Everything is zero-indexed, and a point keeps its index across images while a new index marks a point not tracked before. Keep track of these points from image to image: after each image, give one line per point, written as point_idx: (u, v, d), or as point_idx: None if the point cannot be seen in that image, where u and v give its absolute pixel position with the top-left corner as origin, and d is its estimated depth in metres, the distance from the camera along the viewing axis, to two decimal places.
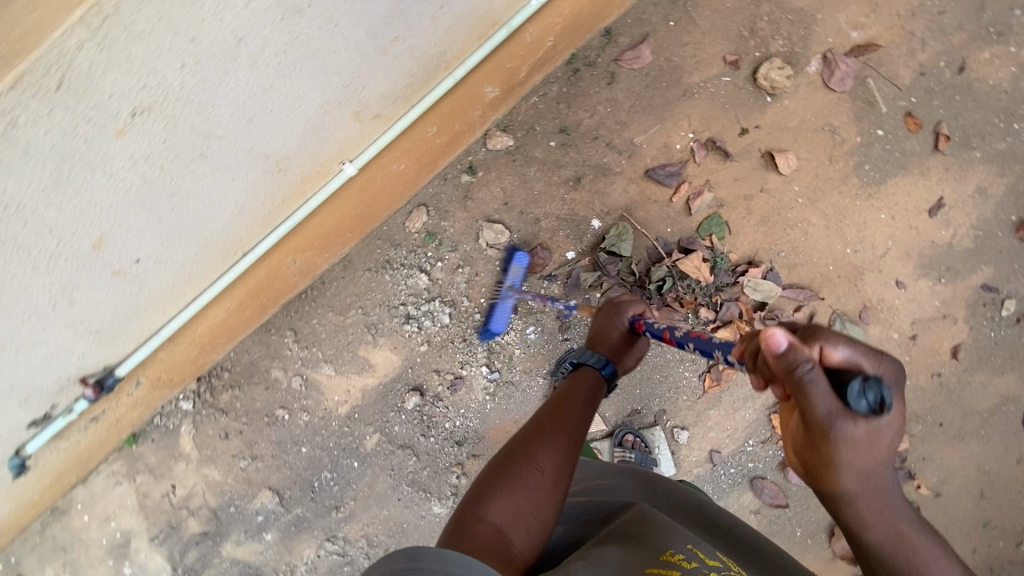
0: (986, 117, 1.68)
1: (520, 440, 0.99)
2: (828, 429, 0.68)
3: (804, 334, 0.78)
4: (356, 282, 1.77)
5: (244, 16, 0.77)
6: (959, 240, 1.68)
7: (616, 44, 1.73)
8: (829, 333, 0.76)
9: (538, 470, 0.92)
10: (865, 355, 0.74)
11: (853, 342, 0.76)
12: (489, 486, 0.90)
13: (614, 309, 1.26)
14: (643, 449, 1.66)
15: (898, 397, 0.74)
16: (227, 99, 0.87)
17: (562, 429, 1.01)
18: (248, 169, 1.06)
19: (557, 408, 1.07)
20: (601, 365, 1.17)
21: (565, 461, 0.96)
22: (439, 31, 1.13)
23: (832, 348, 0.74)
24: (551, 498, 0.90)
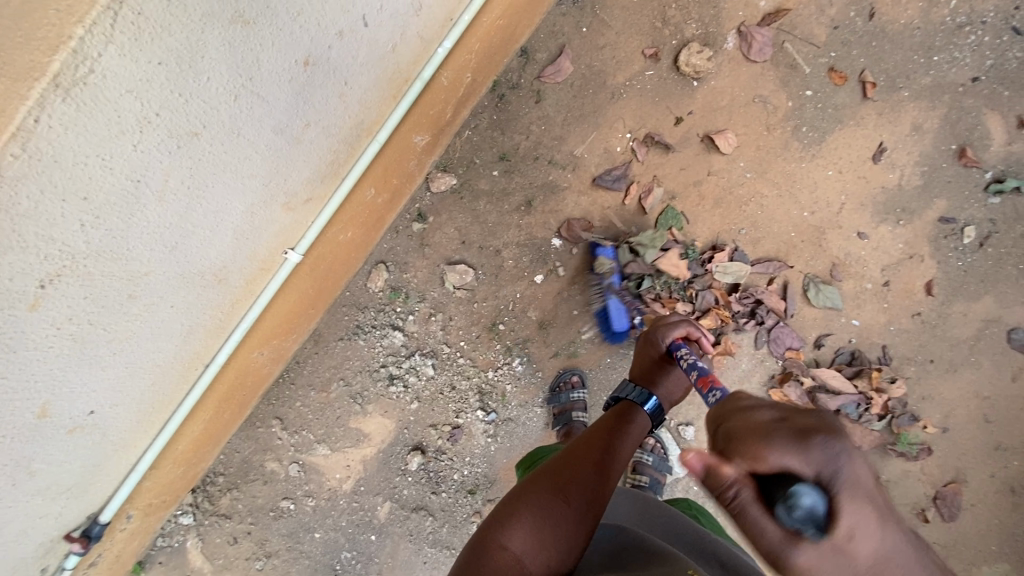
0: (906, 56, 1.68)
1: (553, 467, 0.94)
2: (779, 559, 0.58)
3: (732, 436, 0.63)
4: (330, 355, 1.72)
5: (136, 157, 0.73)
6: (907, 180, 1.69)
7: (534, 62, 1.72)
8: (751, 436, 0.61)
9: (565, 503, 0.87)
10: (793, 453, 0.58)
11: (779, 436, 0.59)
12: (512, 513, 0.88)
13: (652, 338, 1.14)
14: (661, 454, 1.65)
15: (849, 488, 0.57)
16: (141, 239, 0.83)
17: (598, 458, 0.94)
18: (186, 291, 1.02)
19: (595, 434, 1.00)
20: (643, 398, 1.06)
21: (598, 496, 0.90)
22: (351, 105, 1.09)
23: (758, 458, 0.59)
24: (578, 532, 0.85)
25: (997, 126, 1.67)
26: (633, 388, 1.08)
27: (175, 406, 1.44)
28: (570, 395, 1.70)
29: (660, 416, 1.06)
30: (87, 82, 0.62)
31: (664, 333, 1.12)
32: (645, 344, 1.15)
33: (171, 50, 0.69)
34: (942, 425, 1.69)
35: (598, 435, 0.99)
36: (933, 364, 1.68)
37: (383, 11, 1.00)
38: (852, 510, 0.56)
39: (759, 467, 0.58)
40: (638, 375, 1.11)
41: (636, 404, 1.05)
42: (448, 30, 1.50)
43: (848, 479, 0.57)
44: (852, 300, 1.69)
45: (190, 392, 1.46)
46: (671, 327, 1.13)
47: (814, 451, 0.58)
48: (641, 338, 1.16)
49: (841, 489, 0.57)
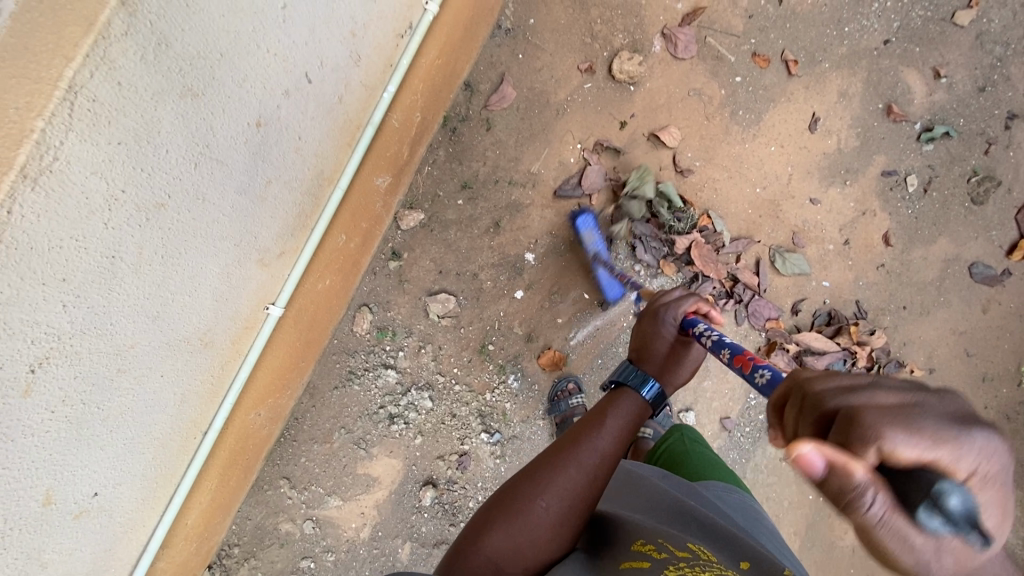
0: (819, 32, 1.80)
1: (538, 466, 0.98)
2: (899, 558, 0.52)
3: (842, 418, 0.55)
4: (328, 405, 1.74)
5: (108, 235, 0.77)
6: (845, 143, 1.78)
7: (479, 93, 1.81)
8: (875, 420, 0.53)
9: (545, 507, 0.91)
10: (936, 440, 0.51)
11: (921, 421, 0.52)
12: (496, 513, 0.93)
13: (660, 315, 1.14)
14: (665, 412, 1.62)
15: (988, 483, 0.51)
16: (122, 312, 0.86)
17: (582, 460, 0.97)
18: (173, 359, 1.04)
19: (579, 434, 1.02)
20: (642, 384, 1.08)
21: (577, 499, 0.93)
22: (307, 157, 1.15)
23: (889, 445, 0.51)
24: (556, 533, 0.91)
25: (916, 80, 1.79)
26: (635, 372, 1.10)
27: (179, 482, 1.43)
28: (568, 402, 1.71)
29: (659, 401, 1.09)
30: (52, 169, 0.66)
31: (670, 312, 1.13)
32: (650, 327, 1.15)
33: (127, 128, 0.73)
34: (929, 366, 1.74)
35: (586, 432, 1.02)
36: (907, 310, 1.75)
37: (323, 65, 1.06)
38: (987, 500, 0.51)
39: (898, 458, 0.51)
40: (647, 360, 1.12)
41: (633, 389, 1.08)
42: (389, 75, 1.55)
43: (992, 469, 0.51)
44: (818, 263, 1.76)
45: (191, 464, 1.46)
46: (675, 306, 1.14)
47: (967, 438, 0.51)
48: (649, 315, 1.17)
49: (989, 479, 0.51)
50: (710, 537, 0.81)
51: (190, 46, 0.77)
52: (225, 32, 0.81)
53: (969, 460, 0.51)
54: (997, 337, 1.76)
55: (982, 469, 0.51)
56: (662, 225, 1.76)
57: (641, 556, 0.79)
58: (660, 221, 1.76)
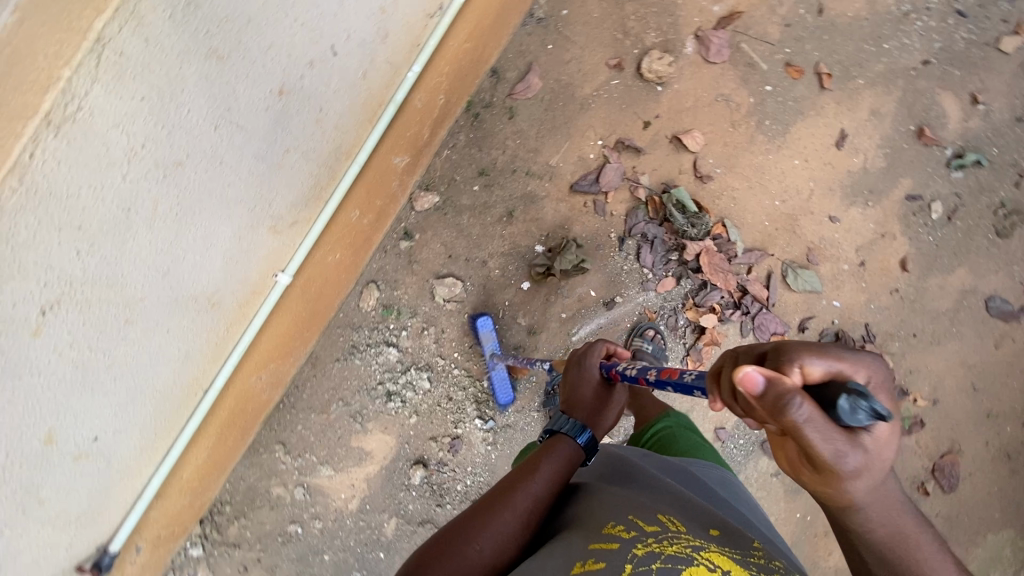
0: (857, 46, 1.76)
1: (472, 511, 0.93)
2: (834, 465, 0.62)
3: (770, 357, 0.68)
4: (329, 376, 1.76)
5: (125, 188, 0.79)
6: (872, 162, 1.75)
7: (505, 80, 1.80)
8: (797, 346, 0.67)
9: (478, 551, 0.86)
10: (841, 356, 0.66)
11: (829, 346, 0.68)
12: (425, 561, 0.87)
13: (583, 361, 1.15)
14: (660, 344, 1.71)
15: (881, 392, 0.67)
16: (134, 265, 0.88)
17: (519, 507, 0.91)
18: (180, 316, 1.06)
19: (518, 477, 0.96)
20: (577, 431, 1.03)
21: (512, 546, 0.88)
22: (327, 129, 1.16)
23: (810, 364, 0.65)
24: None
25: (952, 104, 1.74)
26: (567, 421, 1.05)
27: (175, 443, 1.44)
28: None
29: (592, 450, 1.05)
30: (76, 117, 0.67)
31: (590, 357, 1.15)
32: (577, 373, 1.15)
33: (151, 84, 0.74)
34: (933, 397, 1.70)
35: (521, 475, 0.97)
36: (917, 337, 1.72)
37: (350, 39, 1.06)
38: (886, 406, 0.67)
39: (814, 372, 0.65)
40: (576, 408, 1.09)
41: (569, 437, 1.03)
42: (415, 55, 1.56)
43: (879, 381, 0.68)
44: (831, 282, 1.73)
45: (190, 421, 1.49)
46: (595, 352, 1.16)
47: (860, 356, 0.68)
48: (573, 363, 1.17)
49: (879, 389, 0.67)
50: (677, 511, 0.86)
51: (219, 8, 0.78)
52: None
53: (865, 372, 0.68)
54: (1007, 374, 1.72)
55: (874, 381, 0.67)
56: (677, 229, 1.74)
57: (608, 537, 0.78)
58: (674, 225, 1.74)
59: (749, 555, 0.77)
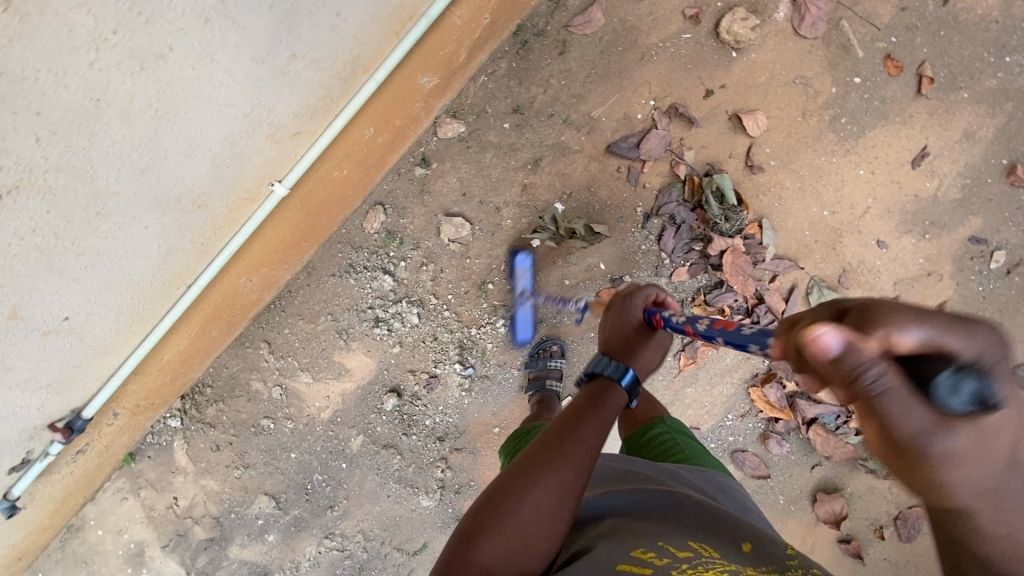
0: (974, 52, 1.53)
1: (519, 466, 0.87)
2: (919, 447, 0.54)
3: (858, 317, 0.58)
4: (322, 288, 1.74)
5: (93, 78, 0.72)
6: (945, 191, 1.56)
7: (565, 9, 1.60)
8: (892, 310, 0.56)
9: (533, 508, 0.81)
10: (952, 330, 0.55)
11: (940, 315, 0.55)
12: (475, 528, 0.80)
13: (627, 301, 1.07)
14: None
15: (1006, 378, 0.55)
16: (107, 158, 0.82)
17: (574, 453, 0.87)
18: (160, 215, 1.01)
19: (569, 424, 0.92)
20: (621, 373, 1.00)
21: (569, 494, 0.84)
22: (343, 38, 1.03)
23: (901, 334, 0.55)
24: (548, 536, 0.81)
25: None
26: (609, 362, 1.01)
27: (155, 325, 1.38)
28: (547, 362, 1.71)
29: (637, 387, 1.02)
30: None
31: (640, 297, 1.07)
32: (617, 316, 1.07)
33: None
34: None
35: (569, 423, 0.92)
36: None
37: None
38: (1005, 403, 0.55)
39: (902, 344, 0.55)
40: (614, 347, 1.04)
41: (613, 379, 0.99)
42: None
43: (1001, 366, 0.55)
44: None
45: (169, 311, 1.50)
46: (641, 294, 1.08)
47: (976, 333, 0.55)
48: (614, 305, 1.09)
49: (1002, 377, 0.54)
50: (706, 530, 0.86)
51: None
52: None
53: (981, 353, 0.54)
54: None
55: (998, 366, 0.55)
56: (709, 219, 1.61)
57: (641, 561, 0.73)
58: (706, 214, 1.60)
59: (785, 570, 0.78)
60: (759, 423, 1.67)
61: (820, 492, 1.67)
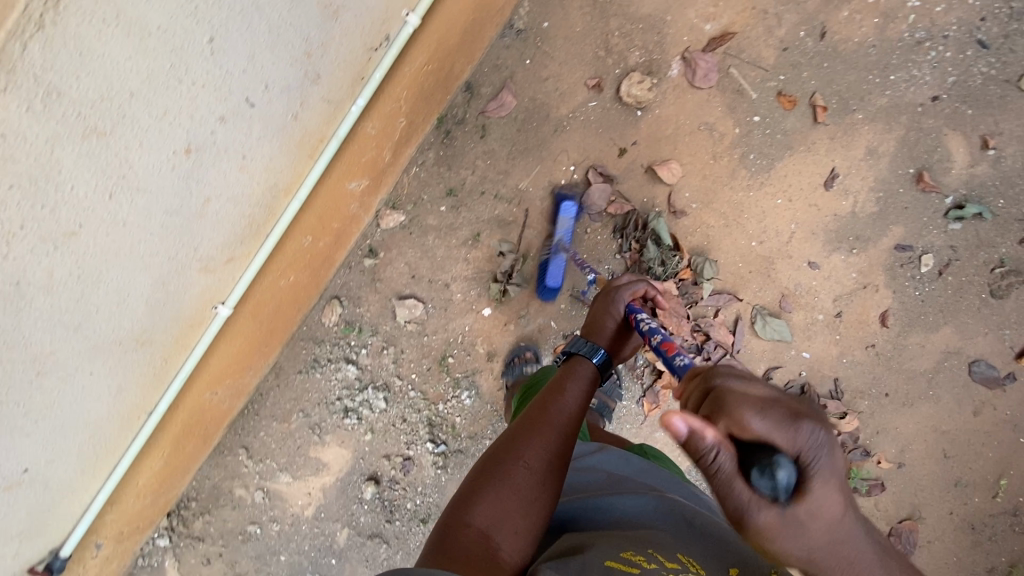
0: (860, 76, 1.62)
1: (506, 438, 0.96)
2: (739, 521, 0.64)
3: (713, 405, 0.67)
4: (290, 387, 1.80)
5: (12, 267, 0.80)
6: (861, 208, 1.63)
7: (478, 96, 1.71)
8: (737, 402, 0.65)
9: (525, 471, 0.89)
10: (782, 425, 0.62)
11: (777, 410, 0.63)
12: (473, 493, 0.87)
13: (615, 293, 1.14)
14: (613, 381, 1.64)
15: (829, 470, 0.63)
16: (38, 326, 0.90)
17: (554, 422, 0.98)
18: (104, 359, 1.09)
19: (549, 397, 1.03)
20: (592, 352, 1.09)
21: (554, 457, 0.93)
22: (256, 174, 1.13)
23: (744, 422, 0.63)
24: (543, 496, 0.88)
25: (960, 148, 1.60)
26: (585, 342, 1.11)
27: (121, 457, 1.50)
28: (522, 368, 1.73)
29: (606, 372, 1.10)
30: None
31: (624, 294, 1.14)
32: (604, 305, 1.15)
33: (22, 172, 0.73)
34: (898, 460, 1.65)
35: (550, 397, 1.03)
36: (889, 398, 1.65)
37: (269, 91, 1.02)
38: (822, 491, 0.63)
39: (744, 432, 0.63)
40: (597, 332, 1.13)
41: (585, 357, 1.09)
42: (359, 88, 1.46)
43: (821, 459, 0.62)
44: (802, 332, 1.65)
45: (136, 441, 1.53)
46: (626, 289, 1.15)
47: (803, 431, 0.62)
48: (604, 294, 1.16)
49: (819, 468, 0.62)
50: (698, 545, 0.87)
51: (90, 93, 0.74)
52: (137, 72, 0.78)
53: (800, 449, 0.62)
54: (983, 444, 1.64)
55: (816, 461, 0.62)
56: (644, 263, 1.68)
57: (627, 562, 0.77)
58: (644, 259, 1.67)
59: None
60: None
61: None
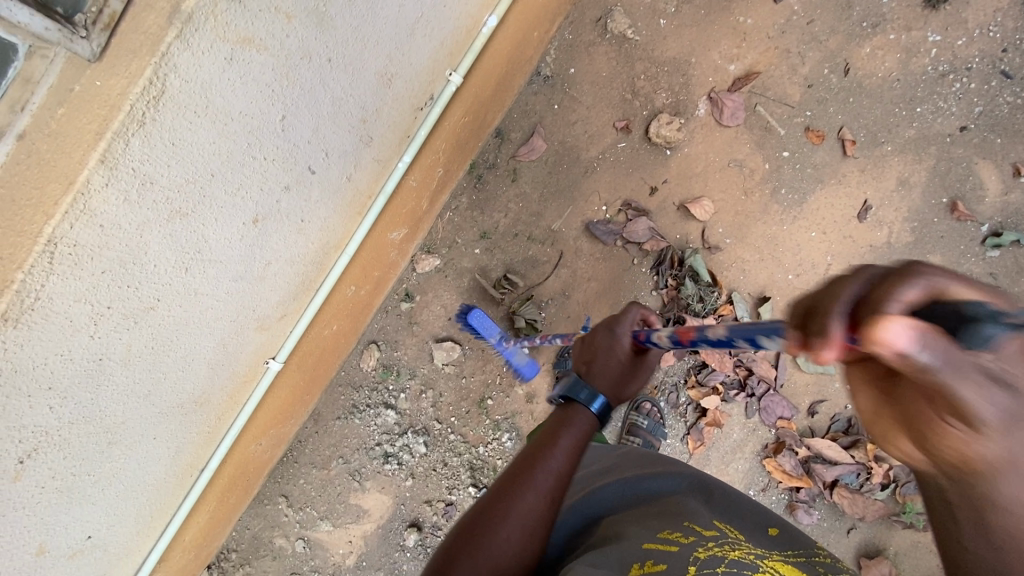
0: (886, 110, 1.65)
1: (487, 501, 0.85)
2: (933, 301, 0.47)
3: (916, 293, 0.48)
4: (330, 433, 1.80)
5: (96, 344, 0.82)
6: (896, 238, 1.65)
7: (509, 141, 1.75)
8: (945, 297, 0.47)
9: (506, 541, 0.80)
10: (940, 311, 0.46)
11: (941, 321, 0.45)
12: (449, 562, 0.79)
13: (616, 324, 0.99)
14: (657, 418, 1.61)
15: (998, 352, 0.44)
16: (114, 398, 0.92)
17: (540, 485, 0.85)
18: (168, 423, 1.10)
19: (538, 452, 0.89)
20: (591, 399, 0.92)
21: (538, 526, 0.83)
22: (312, 235, 1.16)
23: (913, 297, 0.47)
24: (522, 564, 0.80)
25: (992, 176, 1.63)
26: (585, 387, 0.94)
27: (170, 516, 1.49)
28: None
29: (608, 414, 0.95)
30: (34, 307, 0.70)
31: (624, 322, 0.99)
32: (608, 338, 0.98)
33: (113, 256, 0.76)
34: None
35: (540, 452, 0.89)
36: None
37: (329, 157, 1.06)
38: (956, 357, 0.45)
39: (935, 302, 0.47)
40: (603, 373, 0.95)
41: (581, 404, 0.93)
42: (405, 146, 1.50)
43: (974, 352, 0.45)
44: None
45: (185, 503, 1.49)
46: (629, 316, 1.00)
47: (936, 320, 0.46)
48: (605, 326, 0.99)
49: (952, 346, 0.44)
50: (733, 515, 0.86)
51: (177, 176, 0.78)
52: (216, 153, 0.82)
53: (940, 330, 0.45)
54: None
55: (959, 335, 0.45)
56: (682, 299, 1.69)
57: (666, 541, 0.74)
58: (683, 295, 1.68)
59: (809, 547, 0.78)
60: (783, 494, 1.64)
61: (864, 558, 1.62)
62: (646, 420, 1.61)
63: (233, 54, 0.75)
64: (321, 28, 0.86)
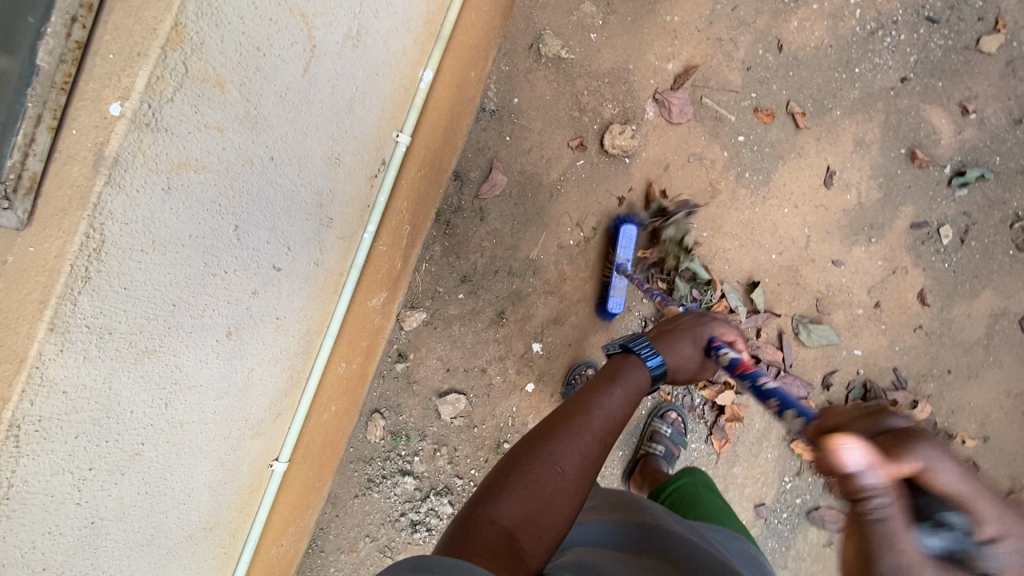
0: (826, 76, 1.68)
1: (539, 434, 0.85)
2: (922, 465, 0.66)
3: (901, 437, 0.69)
4: (350, 513, 1.73)
5: (85, 510, 0.77)
6: (866, 197, 1.67)
7: (469, 182, 1.73)
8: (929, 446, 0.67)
9: (561, 474, 0.80)
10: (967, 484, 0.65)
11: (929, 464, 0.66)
12: (499, 488, 0.78)
13: (704, 321, 1.14)
14: (680, 428, 1.58)
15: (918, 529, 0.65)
16: (116, 556, 0.86)
17: (595, 426, 0.87)
18: (180, 559, 1.05)
19: (588, 397, 0.92)
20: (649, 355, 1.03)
21: (589, 464, 0.84)
22: (290, 331, 1.13)
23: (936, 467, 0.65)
24: (570, 503, 0.80)
25: (942, 119, 1.66)
26: (647, 345, 1.05)
27: None
28: None
29: (659, 379, 1.04)
30: (8, 495, 0.65)
31: (716, 327, 1.13)
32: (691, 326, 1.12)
33: (84, 418, 0.72)
34: (982, 434, 1.68)
35: (591, 398, 0.92)
36: (953, 374, 1.67)
37: (292, 251, 1.04)
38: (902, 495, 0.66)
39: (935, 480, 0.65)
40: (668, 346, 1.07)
41: (641, 359, 1.02)
42: (367, 216, 1.49)
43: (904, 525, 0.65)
44: (848, 331, 1.67)
45: None
46: (717, 325, 1.13)
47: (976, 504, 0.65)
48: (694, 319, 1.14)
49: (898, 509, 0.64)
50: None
51: (136, 320, 0.74)
52: (174, 283, 0.78)
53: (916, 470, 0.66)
54: None
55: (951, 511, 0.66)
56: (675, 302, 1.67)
57: None
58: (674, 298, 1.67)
59: None
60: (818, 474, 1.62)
61: None
62: (669, 428, 1.57)
63: (170, 182, 0.73)
64: (257, 129, 0.84)
